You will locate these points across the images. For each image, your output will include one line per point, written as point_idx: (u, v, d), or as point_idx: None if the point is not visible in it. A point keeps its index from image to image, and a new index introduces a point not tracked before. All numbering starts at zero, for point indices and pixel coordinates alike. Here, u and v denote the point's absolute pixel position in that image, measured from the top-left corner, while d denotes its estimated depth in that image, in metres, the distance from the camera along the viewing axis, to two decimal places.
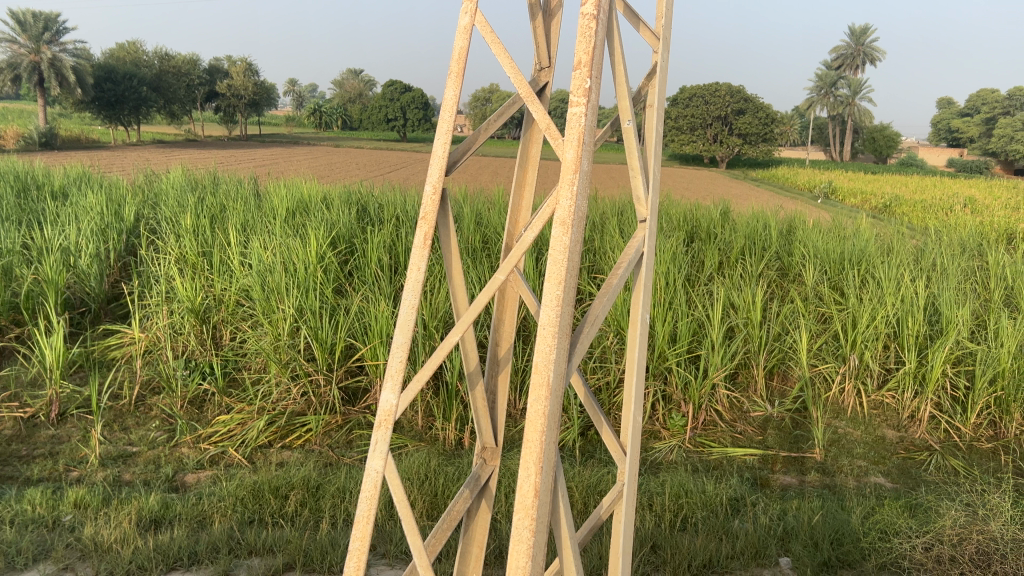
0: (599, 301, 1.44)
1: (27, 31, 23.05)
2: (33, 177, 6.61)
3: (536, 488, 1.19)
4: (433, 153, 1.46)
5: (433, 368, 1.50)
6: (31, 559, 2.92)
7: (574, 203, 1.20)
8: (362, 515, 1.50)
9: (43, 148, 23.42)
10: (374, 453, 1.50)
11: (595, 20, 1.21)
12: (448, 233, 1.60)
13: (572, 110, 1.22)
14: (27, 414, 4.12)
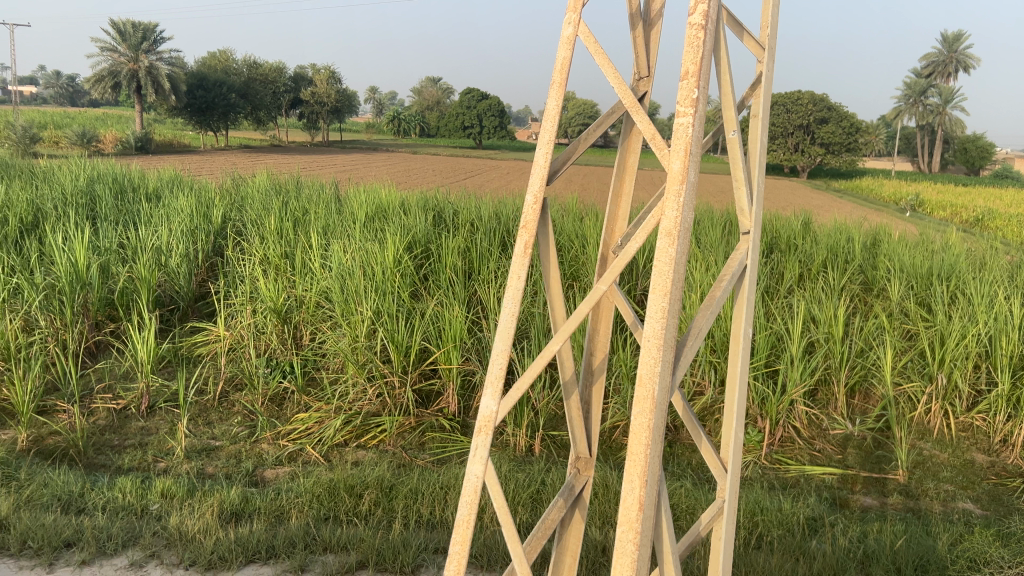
0: (702, 314, 1.42)
1: (127, 41, 24.16)
2: (130, 179, 6.92)
3: (640, 501, 1.19)
4: (535, 162, 1.47)
5: (532, 376, 1.50)
6: (120, 545, 3.05)
7: (680, 213, 1.20)
8: (463, 519, 1.52)
9: (138, 152, 24.54)
10: (474, 458, 1.52)
11: (703, 30, 1.21)
12: (548, 243, 1.61)
13: (679, 121, 1.21)
14: (120, 405, 4.31)
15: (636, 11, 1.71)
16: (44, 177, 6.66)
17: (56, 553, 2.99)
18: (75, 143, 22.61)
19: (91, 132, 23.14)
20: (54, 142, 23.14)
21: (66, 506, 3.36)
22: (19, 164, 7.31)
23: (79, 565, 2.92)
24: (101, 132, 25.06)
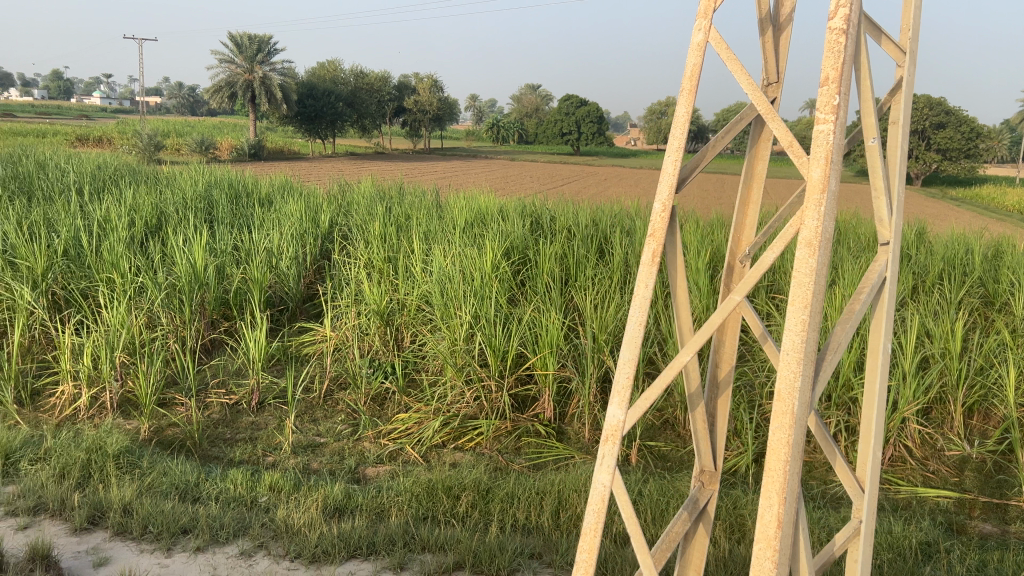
0: (840, 327, 1.39)
1: (244, 53, 25.38)
2: (245, 185, 7.27)
3: (779, 518, 1.20)
4: (663, 169, 1.46)
5: (661, 387, 1.48)
6: (231, 534, 3.20)
7: (821, 223, 1.21)
8: (590, 527, 1.52)
9: (251, 159, 25.74)
10: (601, 467, 1.52)
11: (844, 35, 1.19)
12: (674, 251, 1.59)
13: (820, 128, 1.21)
14: (232, 400, 4.53)
15: (765, 16, 1.67)
16: (168, 182, 7.07)
17: (174, 538, 3.16)
18: (195, 150, 23.89)
19: (210, 140, 24.41)
20: (176, 150, 24.57)
21: (183, 494, 3.55)
22: (145, 170, 7.79)
23: (194, 551, 3.07)
24: (217, 139, 26.41)
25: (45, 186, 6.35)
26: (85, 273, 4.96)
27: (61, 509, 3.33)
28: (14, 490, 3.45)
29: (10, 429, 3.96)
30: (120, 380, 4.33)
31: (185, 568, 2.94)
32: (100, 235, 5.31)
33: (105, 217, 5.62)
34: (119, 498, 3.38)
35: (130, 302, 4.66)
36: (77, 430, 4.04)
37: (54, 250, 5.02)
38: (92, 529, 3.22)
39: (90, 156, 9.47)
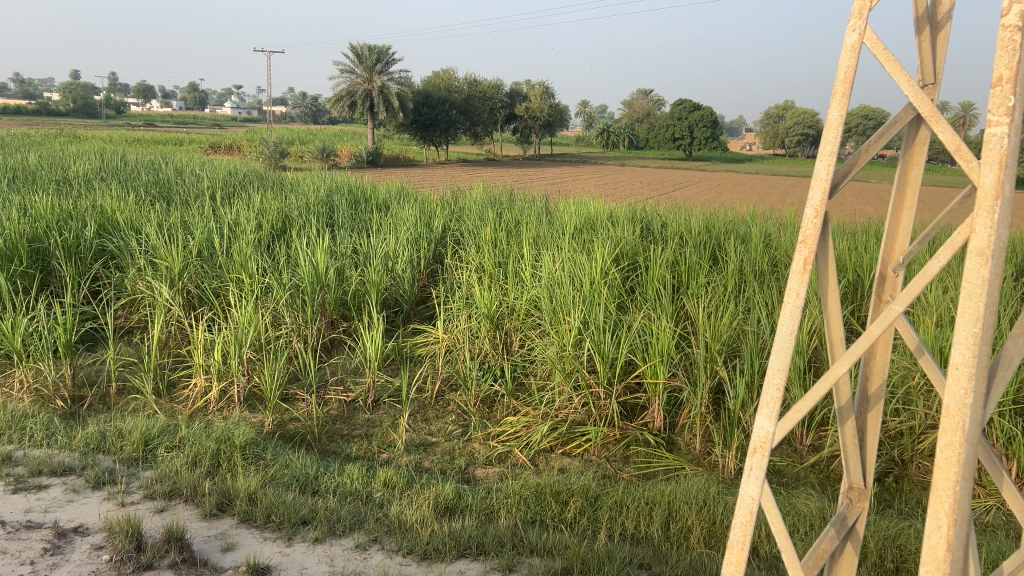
0: (1013, 342, 1.33)
1: (364, 63, 26.21)
2: (363, 190, 7.53)
3: (948, 540, 1.23)
4: (815, 174, 1.42)
5: (814, 400, 1.42)
6: (348, 527, 3.31)
7: (994, 232, 1.21)
8: (737, 540, 1.49)
9: (369, 166, 26.61)
10: (749, 479, 1.48)
11: (1020, 32, 1.19)
12: (826, 260, 1.54)
13: (992, 132, 1.21)
14: (349, 397, 4.69)
15: (922, 13, 1.60)
16: (292, 188, 7.42)
17: (294, 528, 3.30)
18: (317, 157, 24.88)
19: (330, 147, 25.37)
20: (300, 158, 25.80)
21: (303, 486, 3.70)
22: (272, 176, 8.20)
23: (313, 542, 3.20)
24: (336, 147, 27.43)
25: (182, 191, 6.79)
26: (217, 273, 5.26)
27: (193, 495, 3.53)
28: (152, 474, 3.70)
29: (149, 418, 4.25)
30: (247, 375, 4.56)
31: (305, 557, 3.07)
32: (231, 238, 5.62)
33: (235, 221, 5.94)
34: (245, 487, 3.56)
35: (257, 301, 4.91)
36: (208, 421, 4.28)
37: (190, 252, 5.35)
38: (220, 515, 3.41)
39: (223, 163, 10.05)
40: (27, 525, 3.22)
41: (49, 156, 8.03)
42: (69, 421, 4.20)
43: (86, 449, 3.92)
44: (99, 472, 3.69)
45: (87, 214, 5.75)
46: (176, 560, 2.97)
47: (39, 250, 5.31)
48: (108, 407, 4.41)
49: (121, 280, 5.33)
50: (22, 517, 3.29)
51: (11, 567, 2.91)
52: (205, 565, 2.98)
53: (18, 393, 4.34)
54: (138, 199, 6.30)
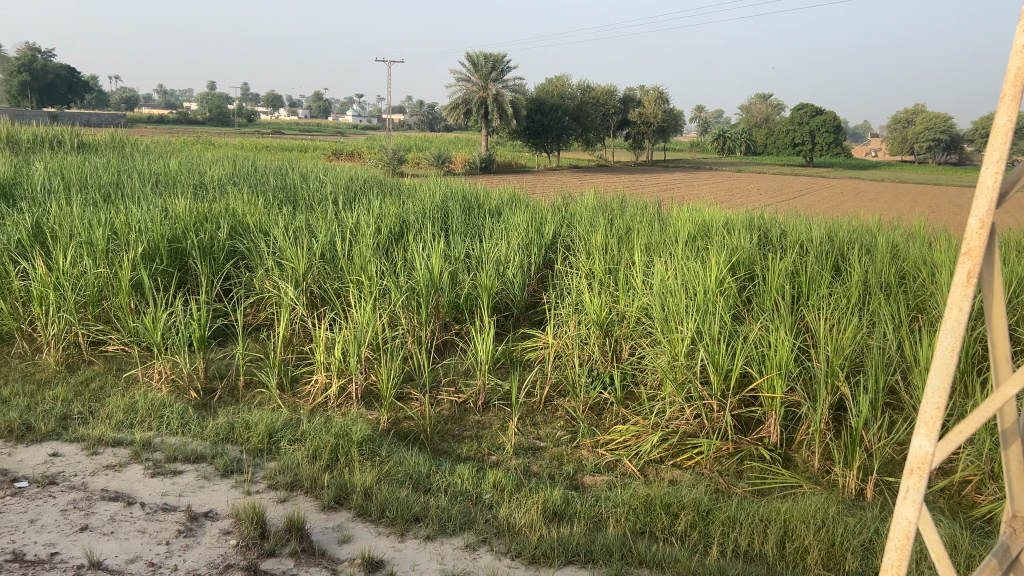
0: None
1: (479, 72, 26.60)
2: (476, 196, 7.65)
3: None
4: (980, 182, 1.33)
5: (980, 420, 1.33)
6: (458, 526, 3.37)
7: None
8: (893, 564, 1.43)
9: (483, 172, 27.05)
10: (905, 501, 1.41)
11: None
12: (991, 273, 1.44)
13: None
14: (461, 399, 4.77)
15: None
16: (409, 193, 7.63)
17: (407, 525, 3.39)
18: (432, 164, 25.44)
19: (445, 154, 25.89)
20: (416, 165, 26.56)
21: (416, 484, 3.80)
22: (390, 182, 8.46)
23: (424, 539, 3.27)
24: (451, 154, 27.98)
25: (307, 196, 7.10)
26: (338, 274, 5.46)
27: (313, 487, 3.68)
28: (275, 465, 3.88)
29: (273, 412, 4.46)
30: (364, 373, 4.71)
31: (417, 554, 3.14)
32: (351, 241, 5.83)
33: (356, 225, 6.17)
34: (361, 482, 3.68)
35: (374, 302, 5.06)
36: (327, 417, 4.46)
37: (313, 253, 5.59)
38: (337, 508, 3.53)
39: (344, 168, 10.43)
40: (164, 507, 3.45)
41: (188, 162, 8.58)
42: (202, 411, 4.47)
43: (217, 439, 4.15)
44: (227, 461, 3.91)
45: (221, 216, 6.10)
46: (296, 549, 3.10)
47: (178, 250, 5.68)
48: (236, 400, 4.67)
49: (250, 279, 5.62)
50: (159, 499, 3.52)
51: (149, 545, 3.12)
52: (323, 556, 3.10)
53: (158, 383, 4.65)
54: (266, 203, 6.64)
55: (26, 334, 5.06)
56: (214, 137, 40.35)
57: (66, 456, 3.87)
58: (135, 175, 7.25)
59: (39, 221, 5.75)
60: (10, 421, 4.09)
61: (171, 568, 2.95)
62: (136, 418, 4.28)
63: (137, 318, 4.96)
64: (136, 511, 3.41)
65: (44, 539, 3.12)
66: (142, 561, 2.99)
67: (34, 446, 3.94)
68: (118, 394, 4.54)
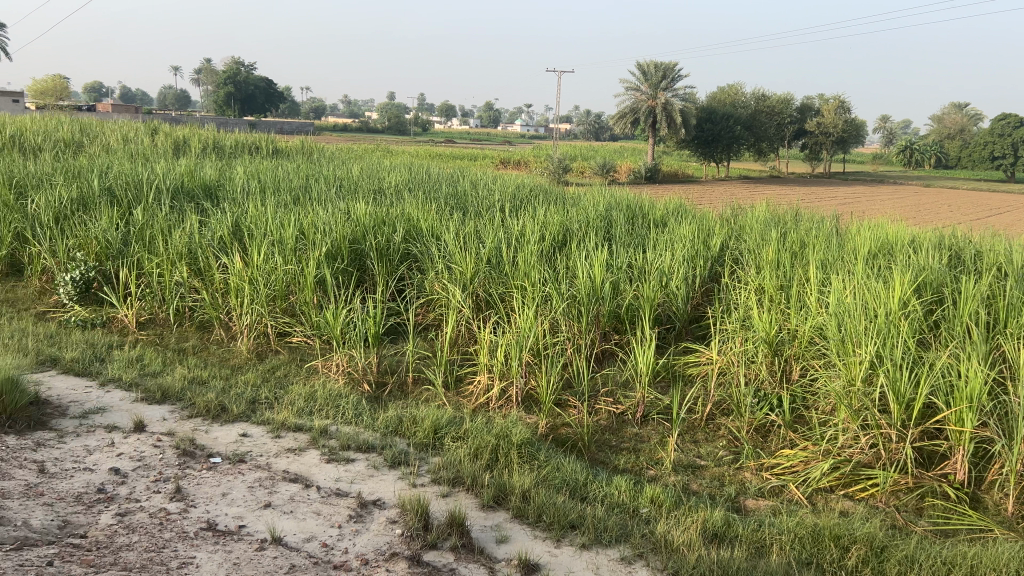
0: None
1: (649, 80, 26.44)
2: (642, 206, 7.61)
3: None
4: None
5: None
6: (614, 538, 3.35)
7: None
8: None
9: (648, 182, 26.80)
10: None
11: None
12: None
13: None
14: (619, 409, 4.75)
15: None
16: (574, 202, 7.69)
17: (563, 531, 3.41)
18: (597, 172, 25.51)
19: (610, 163, 25.91)
20: (580, 175, 26.75)
21: (573, 492, 3.81)
22: (556, 190, 8.58)
23: (580, 547, 3.28)
24: (616, 163, 27.93)
25: (476, 203, 7.33)
26: (503, 279, 5.58)
27: (473, 485, 3.79)
28: (439, 461, 4.03)
29: (438, 409, 4.63)
30: (525, 377, 4.78)
31: (573, 561, 3.16)
32: (517, 247, 5.96)
33: (522, 232, 6.29)
34: (520, 485, 3.75)
35: (537, 308, 5.10)
36: (489, 417, 4.57)
37: (481, 258, 5.75)
38: (496, 507, 3.61)
39: (515, 176, 10.68)
40: (337, 492, 3.67)
41: (368, 168, 9.10)
42: (373, 404, 4.72)
43: (386, 431, 4.36)
44: (395, 453, 4.10)
45: (397, 220, 6.42)
46: (456, 544, 3.20)
47: (357, 251, 6.03)
48: (405, 395, 4.89)
49: (421, 281, 5.88)
50: (333, 484, 3.75)
51: (323, 527, 3.33)
52: (481, 553, 3.18)
53: (334, 375, 4.96)
54: (439, 209, 6.93)
55: (224, 322, 5.56)
56: (388, 143, 42.58)
57: (253, 437, 4.21)
58: (322, 180, 7.78)
59: (238, 221, 6.30)
60: (208, 401, 4.51)
61: (342, 550, 3.14)
62: (314, 406, 4.58)
63: (318, 313, 5.31)
64: (313, 493, 3.65)
65: (233, 511, 3.41)
66: (317, 541, 3.20)
67: (228, 425, 4.32)
68: (299, 383, 4.88)
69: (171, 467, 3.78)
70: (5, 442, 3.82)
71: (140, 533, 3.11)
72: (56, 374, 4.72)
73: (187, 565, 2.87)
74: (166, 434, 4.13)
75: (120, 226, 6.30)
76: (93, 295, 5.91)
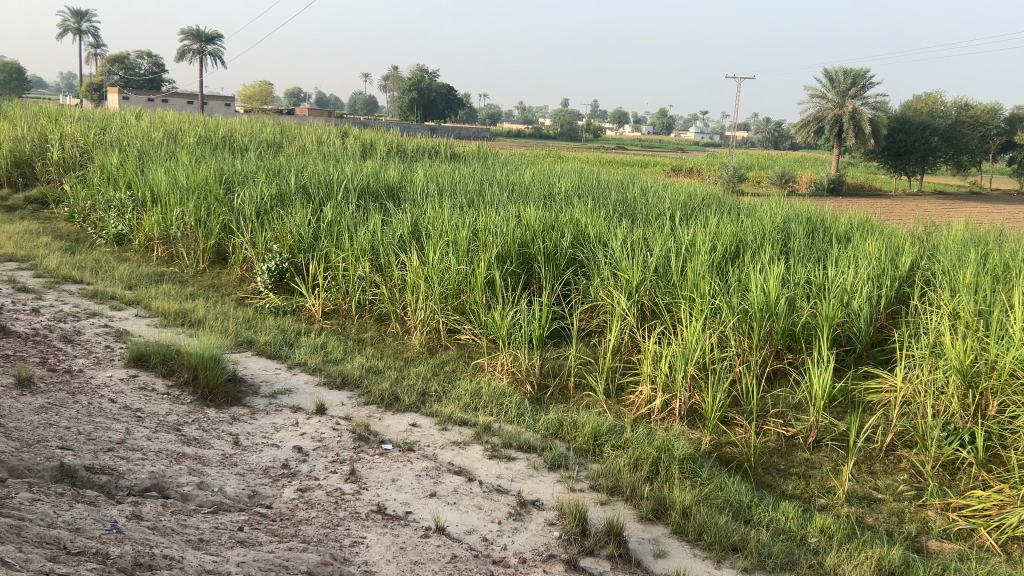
0: None
1: (837, 88, 25.21)
2: (824, 219, 7.26)
3: None
4: None
5: None
6: (779, 566, 3.22)
7: None
8: None
9: (830, 195, 25.44)
10: None
11: None
12: None
13: None
14: (790, 432, 4.54)
15: None
16: (750, 213, 7.44)
17: (724, 553, 3.31)
18: (775, 183, 24.58)
19: (789, 174, 24.88)
20: (755, 185, 25.84)
21: (736, 513, 3.69)
22: (731, 200, 8.37)
23: (742, 571, 3.17)
24: (796, 174, 26.77)
25: (647, 211, 7.26)
26: (671, 289, 5.48)
27: (632, 495, 3.76)
28: (599, 468, 4.02)
29: (599, 416, 4.63)
30: (690, 391, 4.68)
31: None
32: (687, 257, 5.85)
33: (693, 242, 6.17)
34: (680, 500, 3.67)
35: (706, 321, 4.95)
36: (650, 429, 4.51)
37: (649, 267, 5.69)
38: (655, 521, 3.56)
39: (691, 186, 10.51)
40: (498, 489, 3.76)
41: (541, 173, 9.28)
42: (536, 405, 4.80)
43: (548, 433, 4.42)
44: (555, 455, 4.14)
45: (566, 226, 6.48)
46: (614, 553, 3.19)
47: (526, 255, 6.14)
48: (566, 400, 4.94)
49: (587, 287, 5.89)
50: (495, 481, 3.85)
51: (484, 521, 3.42)
52: (638, 565, 3.15)
53: (499, 374, 5.08)
54: (610, 215, 6.94)
55: (399, 316, 5.85)
56: (557, 149, 43.24)
57: (422, 427, 4.39)
58: (496, 184, 8.02)
59: (416, 221, 6.60)
60: (382, 390, 4.76)
61: (501, 546, 3.21)
62: (480, 403, 4.72)
63: (487, 313, 5.44)
64: (475, 487, 3.76)
65: (402, 497, 3.57)
66: (478, 535, 3.30)
67: (399, 415, 4.53)
68: (466, 379, 5.05)
69: (347, 449, 4.02)
70: (207, 414, 4.22)
71: (318, 509, 3.33)
72: (251, 355, 5.16)
73: (357, 544, 3.04)
74: (344, 418, 4.41)
75: (311, 221, 6.78)
76: (285, 284, 6.42)
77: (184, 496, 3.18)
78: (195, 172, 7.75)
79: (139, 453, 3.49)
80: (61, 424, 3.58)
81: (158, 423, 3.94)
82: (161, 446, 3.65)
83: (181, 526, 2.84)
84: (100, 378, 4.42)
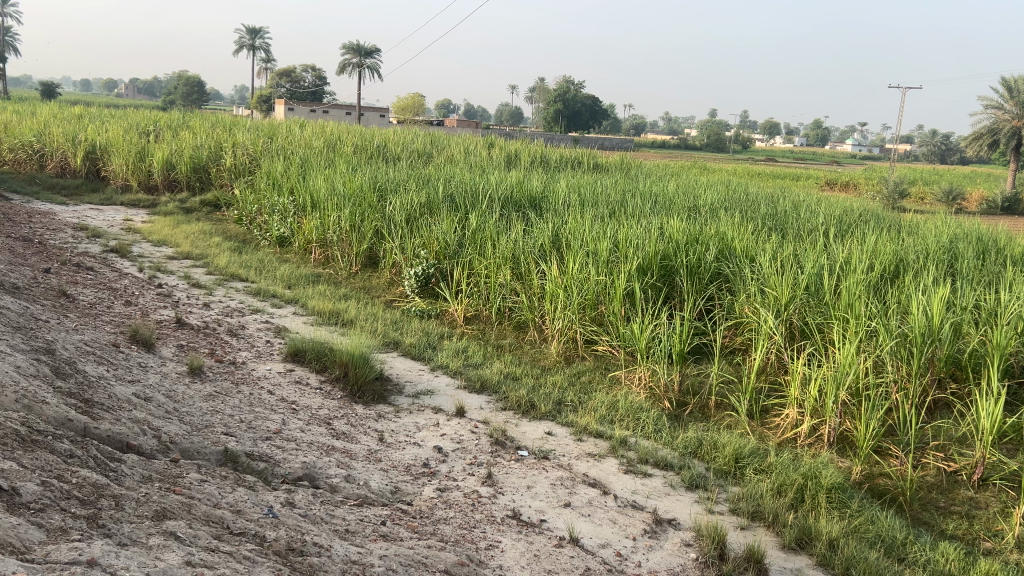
0: None
1: (1016, 98, 23.28)
2: (999, 240, 6.71)
3: None
4: None
5: None
6: None
7: None
8: None
9: (1005, 213, 23.45)
10: None
11: None
12: None
13: None
14: (951, 468, 4.23)
15: None
16: (912, 230, 7.00)
17: None
18: (941, 199, 22.95)
19: (957, 191, 23.16)
20: (917, 202, 24.23)
21: (888, 550, 3.47)
22: (891, 216, 7.90)
23: None
24: (965, 191, 24.89)
25: (798, 226, 6.98)
26: (822, 309, 5.23)
27: (774, 522, 3.61)
28: (739, 491, 3.90)
29: (741, 437, 4.49)
30: (840, 418, 4.44)
31: None
32: (841, 275, 5.57)
33: (847, 260, 5.86)
34: (826, 530, 3.49)
35: (860, 344, 4.69)
36: (795, 454, 4.33)
37: (798, 284, 5.45)
38: (798, 550, 3.41)
39: (849, 202, 10.00)
40: (634, 504, 3.72)
41: (687, 185, 9.12)
42: (674, 422, 4.71)
43: (686, 451, 4.32)
44: (694, 474, 4.05)
45: (711, 239, 6.33)
46: None
47: (668, 267, 6.04)
48: (706, 418, 4.82)
49: (731, 303, 5.73)
50: (630, 496, 3.81)
51: (619, 536, 3.39)
52: None
53: (637, 388, 5.02)
54: (758, 230, 6.73)
55: (538, 325, 5.92)
56: (701, 160, 42.41)
57: (558, 436, 4.42)
58: (639, 196, 7.95)
59: (558, 231, 6.65)
60: (520, 397, 4.82)
61: (635, 563, 3.18)
62: (616, 416, 4.68)
63: (625, 324, 5.40)
64: (610, 501, 3.74)
65: (537, 505, 3.60)
66: (612, 549, 3.27)
67: (536, 422, 4.58)
68: (603, 391, 5.03)
69: (484, 453, 4.10)
70: (355, 410, 4.43)
71: (455, 510, 3.41)
72: (396, 356, 5.37)
73: (493, 547, 3.09)
74: (482, 421, 4.50)
75: (457, 229, 6.98)
76: (430, 289, 6.64)
77: (333, 487, 3.35)
78: (351, 180, 8.17)
79: (293, 443, 3.70)
80: (226, 412, 3.87)
81: (311, 416, 4.18)
82: (313, 438, 3.86)
83: (330, 516, 2.99)
84: (261, 370, 4.74)
